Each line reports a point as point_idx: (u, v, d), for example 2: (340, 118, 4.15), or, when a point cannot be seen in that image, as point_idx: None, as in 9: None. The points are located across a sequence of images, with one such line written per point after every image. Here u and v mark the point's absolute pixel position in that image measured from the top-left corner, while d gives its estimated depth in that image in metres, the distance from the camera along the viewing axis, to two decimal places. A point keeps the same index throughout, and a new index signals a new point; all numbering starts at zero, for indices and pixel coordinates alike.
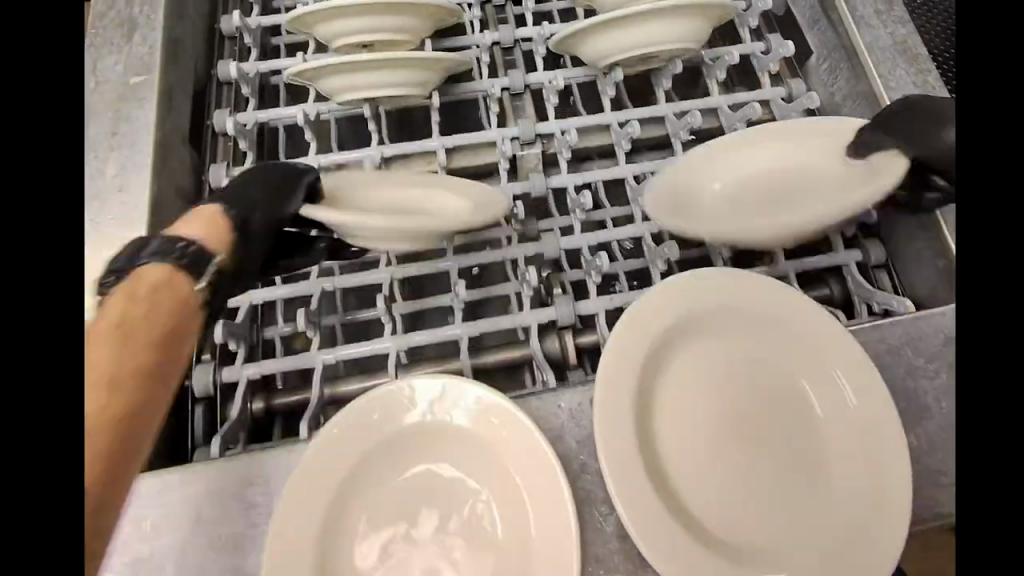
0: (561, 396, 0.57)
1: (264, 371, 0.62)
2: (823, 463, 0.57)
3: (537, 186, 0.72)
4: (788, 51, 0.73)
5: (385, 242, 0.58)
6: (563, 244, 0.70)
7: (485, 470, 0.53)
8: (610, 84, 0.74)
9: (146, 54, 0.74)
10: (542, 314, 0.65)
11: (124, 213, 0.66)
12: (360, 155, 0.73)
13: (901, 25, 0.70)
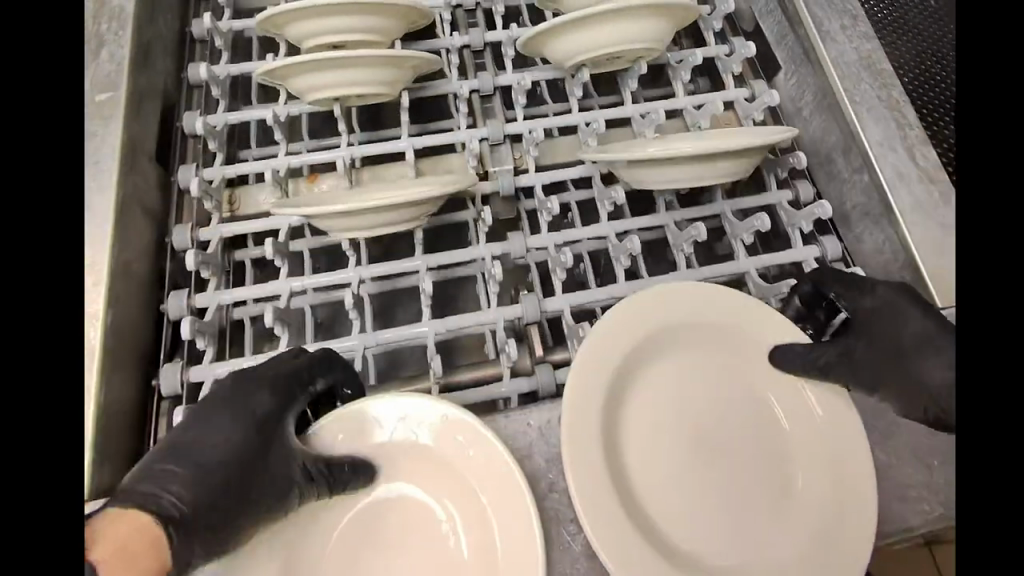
0: (530, 414, 0.59)
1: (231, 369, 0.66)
2: (789, 478, 0.57)
3: (506, 186, 0.75)
4: (751, 52, 0.74)
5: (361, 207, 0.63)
6: (528, 243, 0.72)
7: (453, 491, 0.55)
8: (578, 84, 0.75)
9: (113, 70, 0.74)
10: (507, 310, 0.69)
11: (88, 231, 0.67)
12: (331, 156, 0.75)
13: (866, 40, 0.72)
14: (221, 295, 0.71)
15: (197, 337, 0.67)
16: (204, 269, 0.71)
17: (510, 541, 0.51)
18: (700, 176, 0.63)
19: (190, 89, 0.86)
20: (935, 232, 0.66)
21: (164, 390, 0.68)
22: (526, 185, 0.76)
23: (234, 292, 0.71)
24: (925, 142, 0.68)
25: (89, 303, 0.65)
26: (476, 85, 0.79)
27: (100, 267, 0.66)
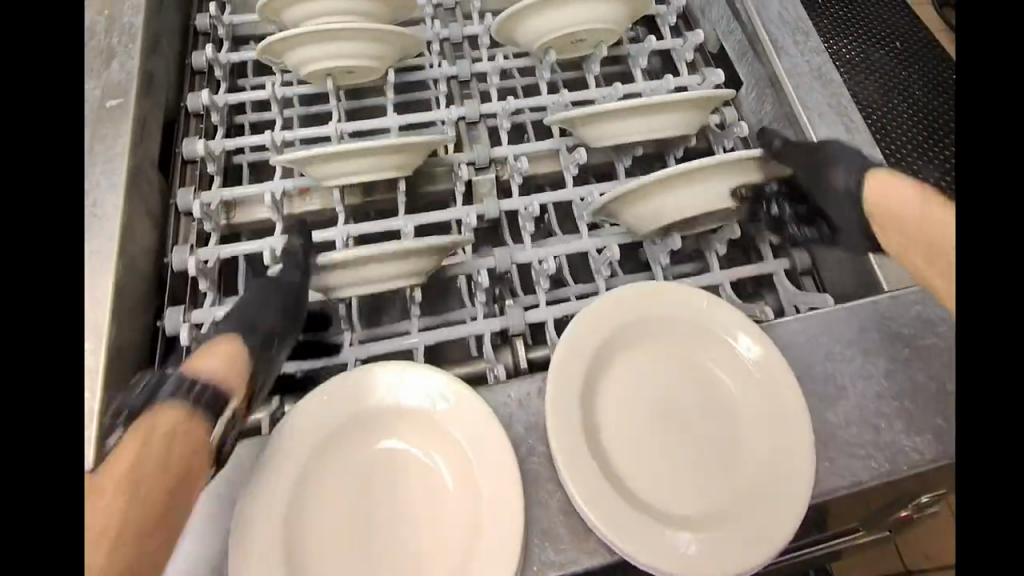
0: (510, 388, 0.64)
1: None
2: (740, 444, 0.61)
3: (481, 156, 0.82)
4: (701, 39, 0.85)
5: (362, 154, 0.72)
6: (502, 206, 0.80)
7: (438, 446, 0.59)
8: (546, 68, 0.83)
9: (124, 79, 0.80)
10: (493, 322, 0.73)
11: (97, 223, 0.72)
12: (321, 131, 0.81)
13: (815, 53, 0.83)
14: (216, 308, 0.73)
15: (199, 278, 0.74)
16: (206, 223, 0.78)
17: (492, 486, 0.55)
18: (658, 114, 0.74)
19: (193, 76, 0.94)
20: None
21: (168, 329, 0.74)
22: (501, 156, 0.83)
23: (233, 247, 0.77)
24: (869, 142, 0.77)
25: (97, 289, 0.69)
26: (452, 71, 0.88)
27: (107, 255, 0.71)
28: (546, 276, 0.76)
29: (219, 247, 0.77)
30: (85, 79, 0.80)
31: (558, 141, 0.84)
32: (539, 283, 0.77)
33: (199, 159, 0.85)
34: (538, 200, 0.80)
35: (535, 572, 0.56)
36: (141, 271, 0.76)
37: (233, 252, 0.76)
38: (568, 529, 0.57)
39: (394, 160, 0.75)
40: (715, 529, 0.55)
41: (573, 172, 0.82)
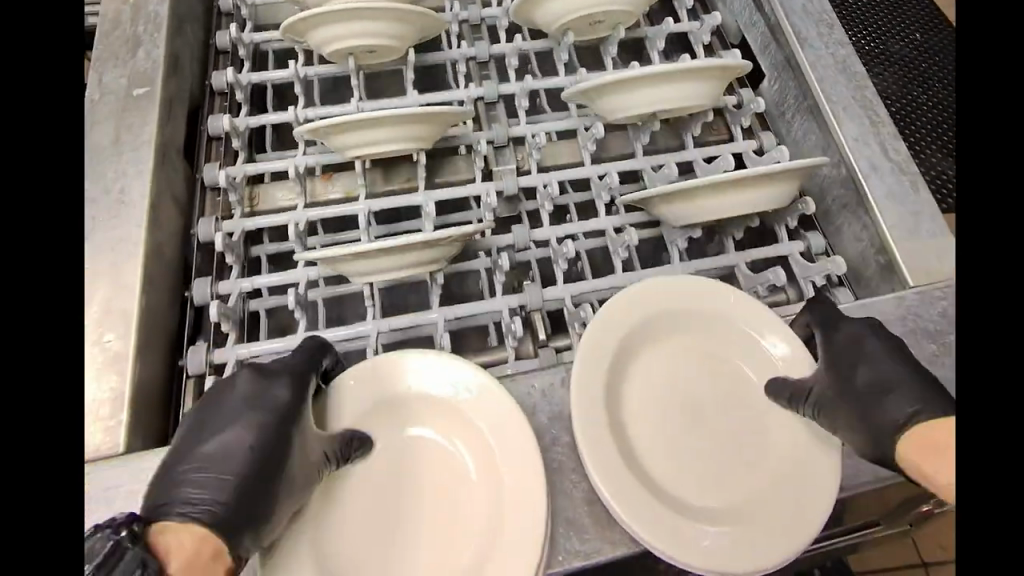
0: (534, 378, 0.64)
1: (251, 353, 0.70)
2: (763, 439, 0.61)
3: (500, 134, 0.83)
4: (718, 21, 0.85)
5: (382, 124, 0.73)
6: (521, 183, 0.81)
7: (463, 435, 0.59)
8: (564, 49, 0.84)
9: (150, 67, 0.81)
10: (512, 298, 0.73)
11: (123, 212, 0.72)
12: (340, 109, 0.81)
13: (840, 46, 0.82)
14: (242, 282, 0.74)
15: (226, 252, 0.75)
16: (231, 194, 0.79)
17: (516, 473, 0.56)
18: (678, 87, 0.74)
19: (217, 54, 0.94)
20: (906, 215, 0.73)
21: (195, 300, 0.76)
22: (519, 134, 0.84)
23: (256, 219, 0.78)
24: (895, 136, 0.77)
25: (125, 276, 0.69)
26: (472, 53, 0.88)
27: (135, 243, 0.71)
28: (564, 257, 0.76)
29: (243, 220, 0.78)
30: (111, 67, 0.80)
31: (578, 120, 0.85)
32: (557, 263, 0.77)
33: (224, 136, 0.86)
34: (557, 177, 0.81)
35: (560, 562, 0.56)
36: (168, 258, 0.77)
37: (257, 225, 0.77)
38: (592, 520, 0.58)
39: (418, 130, 0.76)
40: (739, 522, 0.55)
41: (591, 150, 0.83)
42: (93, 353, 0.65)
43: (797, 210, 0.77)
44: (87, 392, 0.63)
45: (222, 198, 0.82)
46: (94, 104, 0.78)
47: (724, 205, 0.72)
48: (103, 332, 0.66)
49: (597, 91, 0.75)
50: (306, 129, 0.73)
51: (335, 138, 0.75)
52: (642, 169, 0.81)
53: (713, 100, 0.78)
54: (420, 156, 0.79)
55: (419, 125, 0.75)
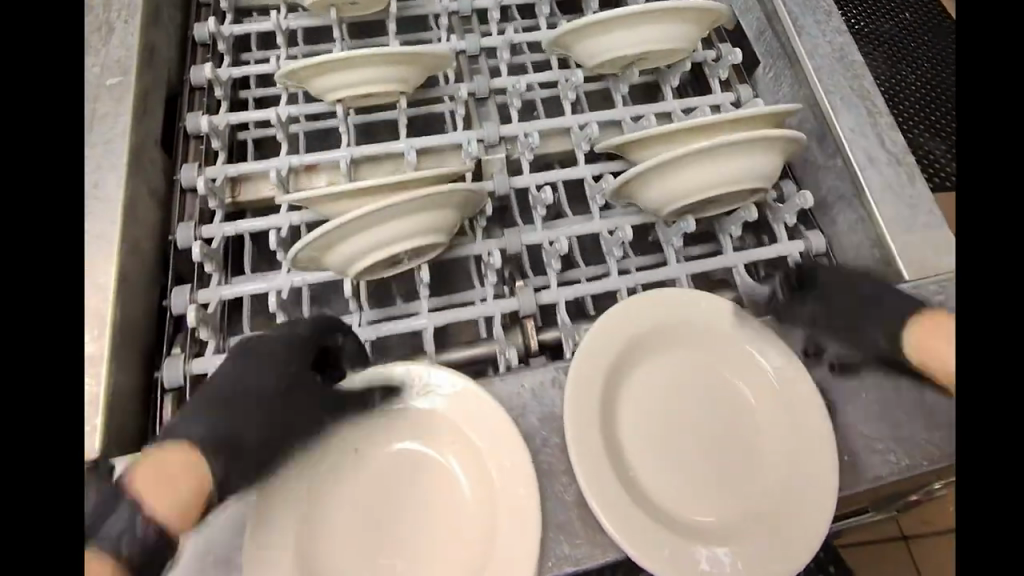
0: (523, 377, 0.62)
1: (237, 294, 0.72)
2: (757, 447, 0.60)
3: (480, 86, 0.84)
4: None
5: (370, 64, 0.75)
6: (502, 131, 0.81)
7: (453, 446, 0.57)
8: (546, 4, 0.88)
9: (124, 56, 0.78)
10: (490, 242, 0.76)
11: (98, 208, 0.70)
12: (340, 151, 0.78)
13: (837, 34, 0.81)
14: (222, 289, 0.72)
15: (208, 198, 0.75)
16: (214, 140, 0.79)
17: (516, 488, 0.54)
18: (655, 31, 0.77)
19: (198, 7, 0.93)
20: (902, 206, 0.72)
21: (180, 243, 0.75)
22: (501, 86, 0.85)
23: (239, 165, 0.78)
24: (892, 127, 0.76)
25: (100, 274, 0.67)
26: (455, 8, 0.88)
27: (110, 240, 0.69)
28: (543, 204, 0.78)
29: (226, 166, 0.78)
30: None
31: (560, 72, 0.86)
32: (536, 210, 0.78)
33: (206, 87, 0.85)
34: (537, 127, 0.81)
35: (552, 568, 0.55)
36: (145, 253, 0.74)
37: (240, 171, 0.77)
38: (583, 524, 0.56)
39: (403, 72, 0.77)
40: (737, 542, 0.54)
41: (571, 100, 0.84)
42: None
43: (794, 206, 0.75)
44: None
45: (205, 145, 0.82)
46: None
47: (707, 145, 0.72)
48: None
49: (576, 31, 0.77)
50: (291, 68, 0.74)
51: (317, 79, 0.77)
52: (621, 120, 0.82)
53: (689, 47, 0.80)
54: (401, 102, 0.80)
55: (403, 69, 0.77)
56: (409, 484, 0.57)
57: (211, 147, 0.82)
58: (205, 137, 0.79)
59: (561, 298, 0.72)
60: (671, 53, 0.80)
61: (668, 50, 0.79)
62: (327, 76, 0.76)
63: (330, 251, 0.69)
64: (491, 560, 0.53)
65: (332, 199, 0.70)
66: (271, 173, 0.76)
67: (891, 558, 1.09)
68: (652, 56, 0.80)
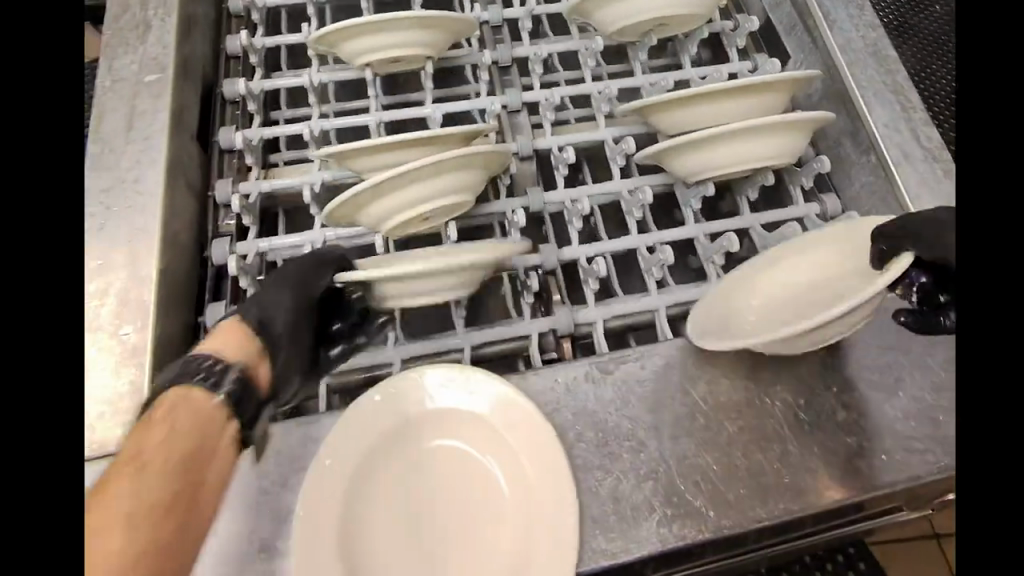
0: (557, 372, 0.63)
1: (274, 246, 0.75)
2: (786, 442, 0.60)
3: (503, 56, 0.86)
4: (752, 24, 0.85)
5: (398, 29, 0.76)
6: (524, 98, 0.83)
7: (489, 442, 0.58)
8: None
9: (160, 53, 0.79)
10: (512, 202, 0.78)
11: (137, 202, 0.71)
12: (365, 118, 0.80)
13: (870, 29, 0.80)
14: (259, 241, 0.74)
15: (246, 153, 0.78)
16: (251, 102, 0.82)
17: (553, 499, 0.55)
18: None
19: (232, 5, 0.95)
20: (938, 203, 0.71)
21: (218, 198, 0.78)
22: (524, 55, 0.87)
23: (275, 127, 0.80)
24: (927, 124, 0.75)
25: (141, 268, 0.68)
26: None
27: (151, 234, 0.70)
28: (564, 163, 0.79)
29: (262, 129, 0.80)
30: (121, 54, 0.79)
31: (581, 41, 0.87)
32: (558, 169, 0.80)
33: (242, 55, 0.88)
34: (560, 91, 0.83)
35: (587, 561, 0.55)
36: (184, 246, 0.75)
37: (275, 133, 0.79)
38: (618, 518, 0.56)
39: (431, 38, 0.79)
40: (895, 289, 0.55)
41: (591, 67, 0.86)
42: (110, 344, 0.64)
43: (812, 170, 0.77)
44: (105, 386, 0.62)
45: (240, 108, 0.85)
46: (106, 92, 0.76)
47: (726, 109, 0.72)
48: (121, 325, 0.65)
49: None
50: (321, 32, 0.76)
51: (345, 44, 0.78)
52: (641, 86, 0.84)
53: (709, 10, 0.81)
54: (429, 67, 0.81)
55: (433, 34, 0.78)
56: (435, 485, 0.57)
57: (248, 111, 0.84)
58: (241, 99, 0.82)
59: (584, 256, 0.75)
60: (692, 17, 0.81)
61: (690, 15, 0.80)
62: (354, 40, 0.78)
63: (361, 212, 0.71)
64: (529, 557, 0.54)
65: (367, 151, 0.71)
66: (304, 132, 0.78)
67: (913, 556, 1.09)
68: (673, 21, 0.81)
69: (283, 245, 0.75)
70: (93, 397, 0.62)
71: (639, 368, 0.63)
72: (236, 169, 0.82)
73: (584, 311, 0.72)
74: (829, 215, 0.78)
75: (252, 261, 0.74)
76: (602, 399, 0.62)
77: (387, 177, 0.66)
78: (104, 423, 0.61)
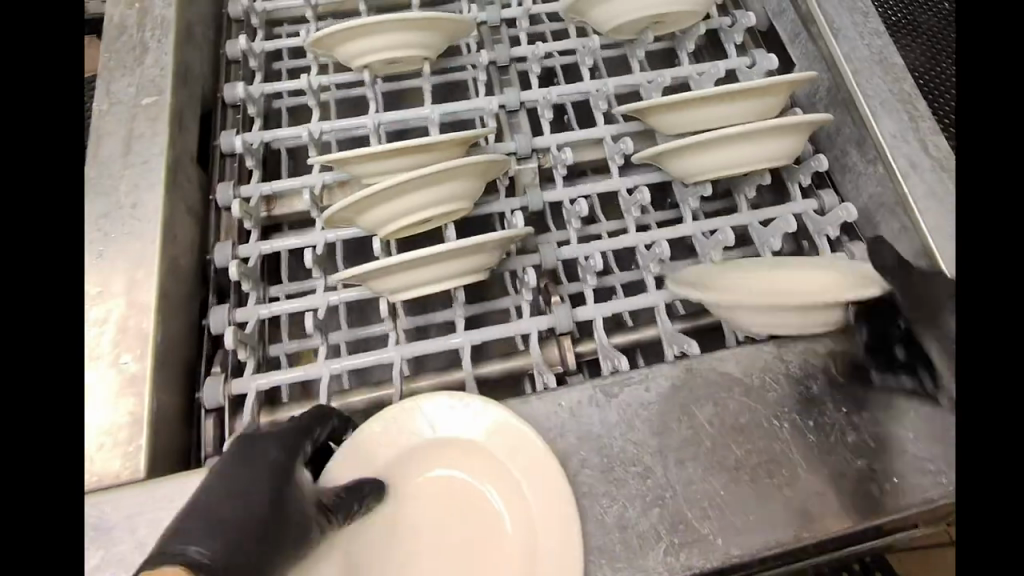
0: (561, 396, 0.62)
1: (275, 248, 0.75)
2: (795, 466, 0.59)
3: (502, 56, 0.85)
4: (750, 21, 0.84)
5: (392, 32, 0.75)
6: (523, 97, 0.82)
7: (485, 469, 0.58)
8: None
9: (158, 76, 0.79)
10: (512, 201, 0.77)
11: (136, 228, 0.71)
12: (360, 121, 0.79)
13: (876, 36, 0.79)
14: (262, 244, 0.75)
15: (246, 156, 0.78)
16: (250, 105, 0.82)
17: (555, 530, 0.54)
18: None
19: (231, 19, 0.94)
20: (948, 213, 0.70)
21: (219, 202, 0.78)
22: (522, 54, 0.86)
23: (275, 130, 0.80)
24: (936, 132, 0.74)
25: (140, 294, 0.67)
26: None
27: (150, 260, 0.69)
28: (563, 163, 0.79)
29: (262, 132, 0.80)
30: (118, 77, 0.78)
31: (578, 40, 0.86)
32: (557, 169, 0.80)
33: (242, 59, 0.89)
34: (557, 90, 0.82)
35: None
36: (184, 270, 0.75)
37: (276, 136, 0.80)
38: (624, 546, 0.55)
39: (426, 39, 0.78)
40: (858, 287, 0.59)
41: (589, 65, 0.85)
42: (110, 375, 0.63)
43: (809, 167, 0.76)
44: (105, 417, 0.62)
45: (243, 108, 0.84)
46: (103, 116, 0.76)
47: (724, 111, 0.71)
48: (121, 354, 0.65)
49: None
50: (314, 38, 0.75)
51: (338, 48, 0.78)
52: (639, 84, 0.82)
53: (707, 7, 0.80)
54: (425, 69, 0.80)
55: (429, 34, 0.77)
56: (436, 516, 0.57)
57: (248, 114, 0.84)
58: (241, 103, 0.82)
59: (582, 254, 0.75)
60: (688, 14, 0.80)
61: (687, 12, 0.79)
62: (346, 45, 0.77)
63: (356, 220, 0.70)
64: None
65: (359, 160, 0.70)
66: (301, 135, 0.78)
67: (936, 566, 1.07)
68: (669, 18, 0.80)
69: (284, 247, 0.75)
70: (92, 429, 0.61)
71: (643, 391, 0.62)
72: (236, 172, 0.82)
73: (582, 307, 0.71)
74: (826, 210, 0.77)
75: (254, 264, 0.74)
76: (607, 423, 0.61)
77: (381, 185, 0.65)
78: (103, 455, 0.61)
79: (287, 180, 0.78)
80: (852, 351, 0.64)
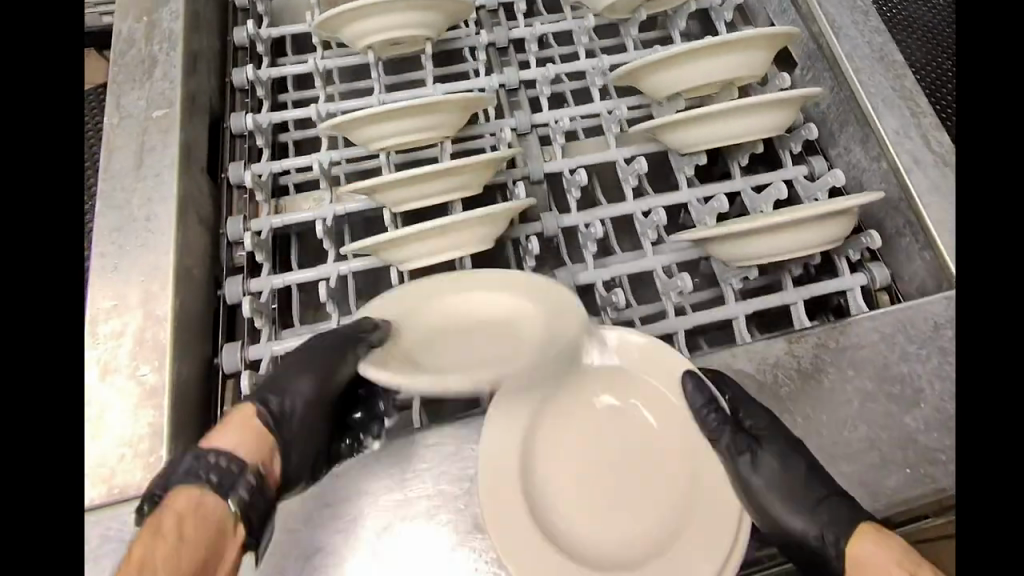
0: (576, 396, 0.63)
1: (283, 221, 0.77)
2: None
3: (500, 38, 0.87)
4: None
5: (392, 11, 0.76)
6: (522, 76, 0.84)
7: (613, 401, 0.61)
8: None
9: (167, 88, 0.80)
10: (515, 171, 0.79)
11: (150, 241, 0.71)
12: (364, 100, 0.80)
13: (876, 34, 0.80)
14: (273, 218, 0.77)
15: (256, 135, 0.81)
16: (258, 88, 0.84)
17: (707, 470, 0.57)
18: None
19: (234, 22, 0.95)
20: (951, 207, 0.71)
21: (232, 179, 0.82)
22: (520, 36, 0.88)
23: (284, 110, 0.82)
24: (938, 128, 0.75)
25: (157, 306, 0.68)
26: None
27: (165, 270, 0.70)
28: (562, 132, 0.80)
29: (270, 113, 0.82)
30: (128, 90, 0.79)
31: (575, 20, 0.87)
32: (556, 138, 0.81)
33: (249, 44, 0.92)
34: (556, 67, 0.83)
35: None
36: (198, 279, 0.76)
37: (285, 116, 0.81)
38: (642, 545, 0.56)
39: (427, 18, 0.78)
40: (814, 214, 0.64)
41: (584, 42, 0.86)
42: (129, 387, 0.64)
43: (800, 136, 0.77)
44: (125, 428, 0.63)
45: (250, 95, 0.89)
46: (114, 130, 0.77)
47: (723, 72, 0.72)
48: (140, 365, 0.65)
49: None
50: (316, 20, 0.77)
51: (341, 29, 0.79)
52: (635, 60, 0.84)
53: None
54: (427, 49, 0.81)
55: (429, 13, 0.77)
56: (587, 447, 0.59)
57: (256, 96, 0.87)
58: (249, 85, 0.84)
59: (582, 222, 0.76)
60: None
61: None
62: (348, 26, 0.78)
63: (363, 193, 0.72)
64: (699, 514, 0.55)
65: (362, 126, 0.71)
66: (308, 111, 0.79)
67: None
68: None
69: (294, 220, 0.77)
70: (114, 440, 0.62)
71: None
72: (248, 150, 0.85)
73: (583, 272, 0.73)
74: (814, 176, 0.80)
75: (268, 237, 0.76)
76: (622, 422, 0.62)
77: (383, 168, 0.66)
78: (124, 466, 0.62)
79: (299, 158, 0.80)
80: (862, 345, 0.65)
